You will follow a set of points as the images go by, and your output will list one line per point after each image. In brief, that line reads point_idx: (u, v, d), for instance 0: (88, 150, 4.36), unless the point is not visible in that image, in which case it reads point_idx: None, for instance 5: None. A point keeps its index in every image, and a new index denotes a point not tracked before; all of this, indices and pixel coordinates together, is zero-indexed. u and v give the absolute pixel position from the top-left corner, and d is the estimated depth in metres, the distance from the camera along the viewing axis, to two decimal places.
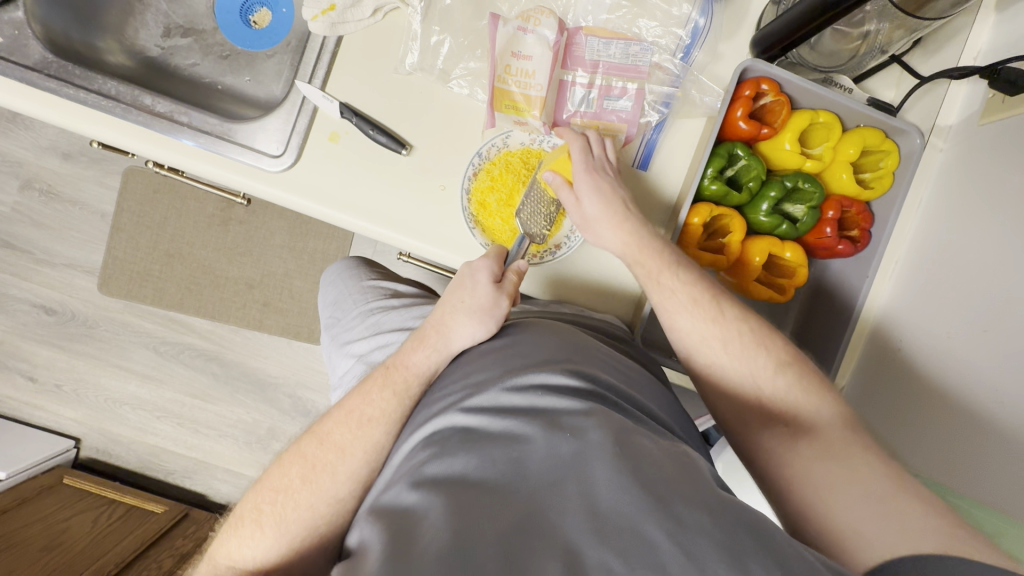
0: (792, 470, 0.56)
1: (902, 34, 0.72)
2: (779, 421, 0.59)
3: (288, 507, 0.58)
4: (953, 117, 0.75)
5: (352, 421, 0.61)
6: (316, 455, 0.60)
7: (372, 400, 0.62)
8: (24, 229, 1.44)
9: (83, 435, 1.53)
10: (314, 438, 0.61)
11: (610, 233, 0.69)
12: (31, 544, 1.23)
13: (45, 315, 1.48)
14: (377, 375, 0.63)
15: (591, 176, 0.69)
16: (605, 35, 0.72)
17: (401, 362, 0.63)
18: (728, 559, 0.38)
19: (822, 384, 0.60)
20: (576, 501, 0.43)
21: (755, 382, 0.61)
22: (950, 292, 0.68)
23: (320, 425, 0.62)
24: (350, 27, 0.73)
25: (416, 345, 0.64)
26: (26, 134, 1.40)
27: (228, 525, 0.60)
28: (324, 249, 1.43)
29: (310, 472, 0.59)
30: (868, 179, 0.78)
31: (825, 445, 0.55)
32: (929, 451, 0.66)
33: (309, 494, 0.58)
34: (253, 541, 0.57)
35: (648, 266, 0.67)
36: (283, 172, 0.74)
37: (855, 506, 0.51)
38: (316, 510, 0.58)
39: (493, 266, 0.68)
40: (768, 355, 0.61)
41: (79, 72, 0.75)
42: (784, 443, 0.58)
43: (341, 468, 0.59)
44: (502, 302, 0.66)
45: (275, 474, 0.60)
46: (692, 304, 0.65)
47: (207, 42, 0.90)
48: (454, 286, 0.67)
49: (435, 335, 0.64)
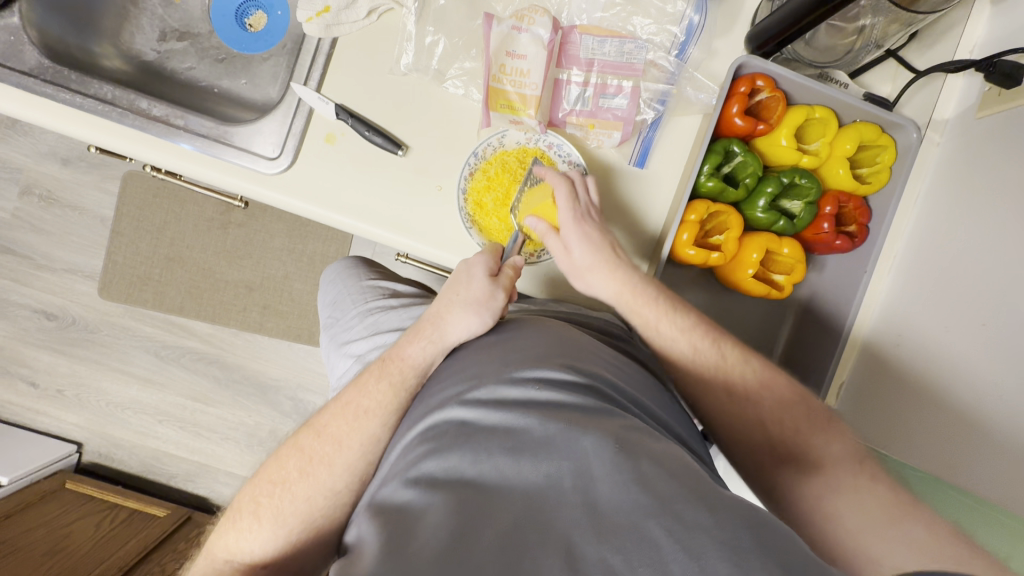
0: (804, 502, 0.56)
1: (898, 28, 0.71)
2: (788, 460, 0.59)
3: (285, 499, 0.58)
4: (949, 110, 0.74)
5: (348, 413, 0.61)
6: (313, 447, 0.60)
7: (369, 391, 0.62)
8: (24, 235, 1.44)
9: (86, 439, 1.53)
10: (311, 431, 0.61)
11: (603, 285, 0.69)
12: (34, 549, 1.23)
13: (46, 321, 1.49)
14: (373, 368, 0.63)
15: (576, 228, 0.69)
16: (600, 33, 0.72)
17: (397, 355, 0.63)
18: (728, 556, 0.38)
19: (824, 418, 0.61)
20: (574, 499, 0.43)
21: (760, 421, 0.61)
22: (951, 286, 0.68)
23: (317, 418, 0.62)
24: (345, 29, 0.73)
25: (411, 338, 0.64)
26: (25, 140, 1.40)
27: (225, 520, 0.60)
28: (323, 251, 1.43)
29: (307, 464, 0.59)
30: (865, 173, 0.79)
31: (832, 480, 0.56)
32: (931, 446, 0.66)
33: (306, 486, 0.58)
34: (251, 533, 0.57)
35: (648, 313, 0.67)
36: (280, 173, 0.74)
37: (868, 534, 0.51)
38: (314, 501, 0.58)
39: (489, 262, 0.68)
40: (773, 396, 0.62)
41: (76, 77, 0.75)
42: (793, 481, 0.58)
43: (338, 459, 0.59)
44: (498, 295, 0.66)
45: (273, 467, 0.60)
46: (691, 342, 0.66)
47: (203, 45, 0.90)
48: (452, 282, 0.67)
49: (430, 327, 0.64)
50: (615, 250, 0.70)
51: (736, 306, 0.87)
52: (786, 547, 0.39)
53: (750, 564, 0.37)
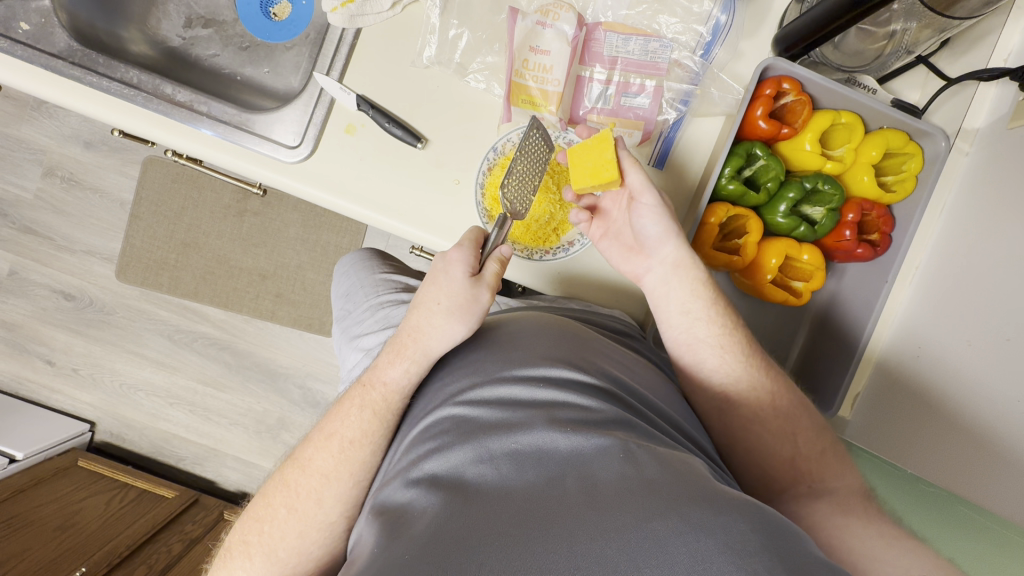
0: (808, 519, 0.56)
1: (930, 34, 0.69)
2: (803, 480, 0.59)
3: (275, 536, 0.58)
4: (980, 120, 0.73)
5: (331, 446, 0.60)
6: (300, 483, 0.59)
7: (351, 421, 0.60)
8: (45, 216, 1.46)
9: (99, 419, 1.55)
10: (296, 466, 0.60)
11: (653, 220, 0.67)
12: (46, 524, 1.26)
13: (65, 301, 1.51)
14: (355, 396, 0.61)
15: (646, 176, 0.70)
16: (625, 31, 0.71)
17: (378, 379, 0.61)
18: (733, 559, 0.37)
19: (841, 454, 0.61)
20: (575, 494, 0.43)
21: (793, 435, 0.61)
22: (976, 298, 0.66)
23: (301, 451, 0.61)
24: (369, 20, 0.73)
25: (393, 359, 0.61)
26: (50, 122, 1.42)
27: (218, 558, 0.60)
28: (337, 241, 1.43)
29: (295, 501, 0.58)
30: (890, 181, 0.77)
31: (843, 505, 0.55)
32: (947, 463, 0.65)
33: (296, 522, 0.58)
34: (242, 572, 0.58)
35: (684, 294, 0.66)
36: (299, 163, 0.74)
37: (871, 545, 0.51)
38: (307, 536, 0.58)
39: (468, 258, 0.64)
40: (796, 413, 0.62)
41: (103, 60, 0.76)
42: (802, 502, 0.58)
43: (327, 493, 0.58)
44: (482, 296, 0.63)
45: (261, 504, 0.60)
46: (722, 360, 0.63)
47: (228, 33, 0.90)
48: (430, 287, 0.63)
49: (412, 344, 0.61)
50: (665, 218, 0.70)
51: (752, 312, 0.87)
52: (789, 549, 0.39)
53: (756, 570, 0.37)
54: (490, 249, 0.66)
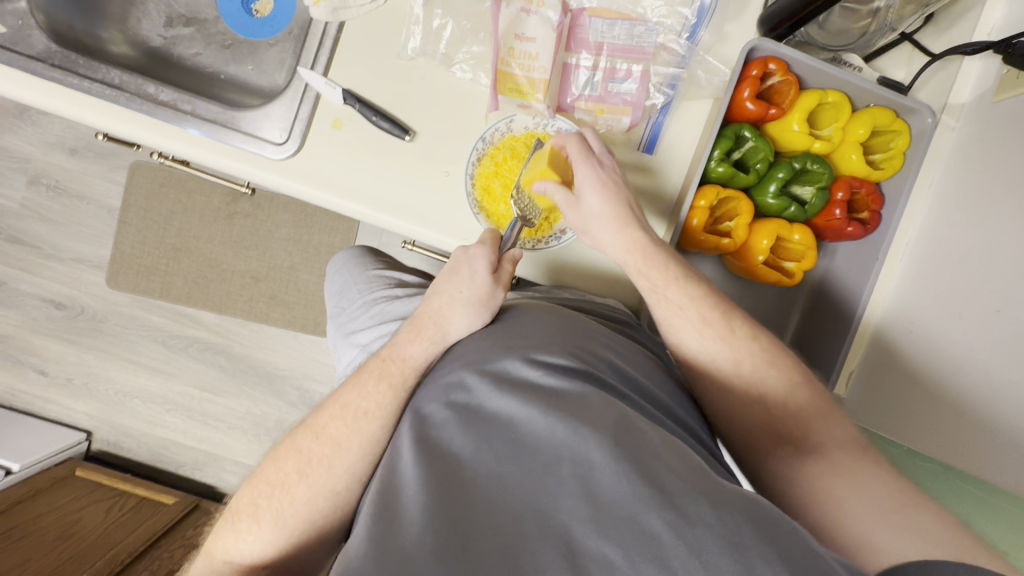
0: (804, 483, 0.56)
1: (914, 9, 0.68)
2: (787, 442, 0.58)
3: (284, 501, 0.57)
4: (966, 95, 0.73)
5: (347, 415, 0.59)
6: (312, 449, 0.58)
7: (369, 392, 0.60)
8: (32, 224, 1.45)
9: (95, 428, 1.54)
10: (309, 432, 0.59)
11: (608, 238, 0.66)
12: (46, 535, 1.26)
13: (56, 311, 1.49)
14: (373, 368, 0.61)
15: (591, 170, 0.65)
16: (609, 15, 0.71)
17: (396, 355, 0.61)
18: (729, 550, 0.38)
19: (829, 404, 0.60)
20: (572, 484, 0.44)
21: (763, 398, 0.60)
22: (968, 276, 0.67)
23: (315, 418, 0.61)
24: (352, 13, 0.73)
25: (412, 337, 0.62)
26: (32, 129, 1.40)
27: (224, 520, 0.59)
28: (329, 241, 1.42)
29: (306, 466, 0.57)
30: (878, 159, 0.78)
31: (837, 464, 0.55)
32: (940, 434, 0.66)
33: (306, 488, 0.57)
34: (250, 535, 0.57)
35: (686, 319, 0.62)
36: (286, 159, 0.73)
37: (865, 515, 0.51)
38: (314, 503, 0.57)
39: (489, 254, 0.66)
40: (781, 379, 0.60)
41: (83, 62, 0.75)
42: (792, 464, 0.58)
43: (338, 462, 0.57)
44: (498, 294, 0.65)
45: (270, 468, 0.59)
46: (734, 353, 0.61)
47: (210, 31, 0.89)
48: (451, 276, 0.65)
49: (432, 327, 0.62)
50: (630, 206, 0.66)
51: (745, 295, 0.87)
52: (785, 538, 0.39)
53: (754, 563, 0.37)
54: (504, 249, 0.68)
